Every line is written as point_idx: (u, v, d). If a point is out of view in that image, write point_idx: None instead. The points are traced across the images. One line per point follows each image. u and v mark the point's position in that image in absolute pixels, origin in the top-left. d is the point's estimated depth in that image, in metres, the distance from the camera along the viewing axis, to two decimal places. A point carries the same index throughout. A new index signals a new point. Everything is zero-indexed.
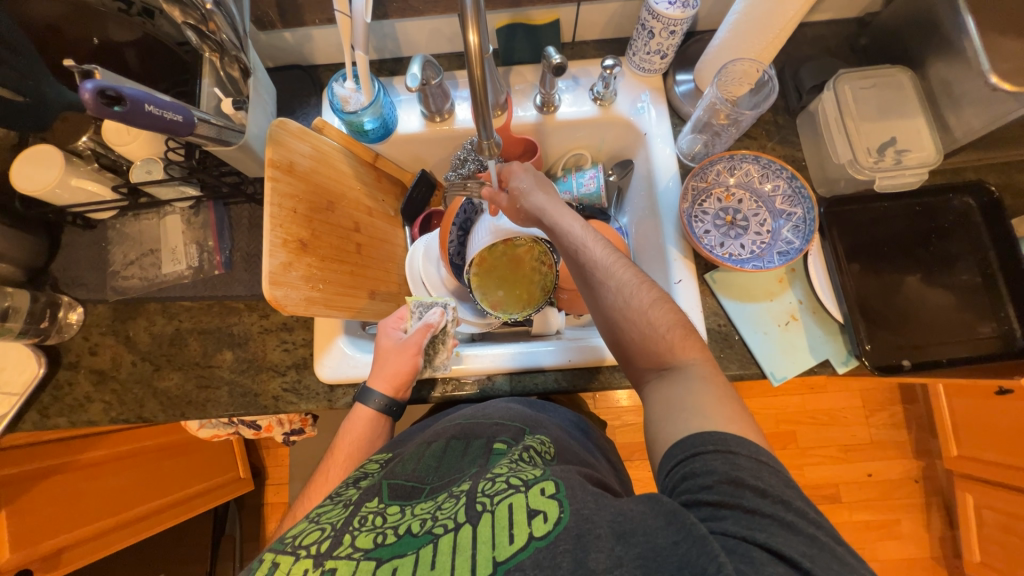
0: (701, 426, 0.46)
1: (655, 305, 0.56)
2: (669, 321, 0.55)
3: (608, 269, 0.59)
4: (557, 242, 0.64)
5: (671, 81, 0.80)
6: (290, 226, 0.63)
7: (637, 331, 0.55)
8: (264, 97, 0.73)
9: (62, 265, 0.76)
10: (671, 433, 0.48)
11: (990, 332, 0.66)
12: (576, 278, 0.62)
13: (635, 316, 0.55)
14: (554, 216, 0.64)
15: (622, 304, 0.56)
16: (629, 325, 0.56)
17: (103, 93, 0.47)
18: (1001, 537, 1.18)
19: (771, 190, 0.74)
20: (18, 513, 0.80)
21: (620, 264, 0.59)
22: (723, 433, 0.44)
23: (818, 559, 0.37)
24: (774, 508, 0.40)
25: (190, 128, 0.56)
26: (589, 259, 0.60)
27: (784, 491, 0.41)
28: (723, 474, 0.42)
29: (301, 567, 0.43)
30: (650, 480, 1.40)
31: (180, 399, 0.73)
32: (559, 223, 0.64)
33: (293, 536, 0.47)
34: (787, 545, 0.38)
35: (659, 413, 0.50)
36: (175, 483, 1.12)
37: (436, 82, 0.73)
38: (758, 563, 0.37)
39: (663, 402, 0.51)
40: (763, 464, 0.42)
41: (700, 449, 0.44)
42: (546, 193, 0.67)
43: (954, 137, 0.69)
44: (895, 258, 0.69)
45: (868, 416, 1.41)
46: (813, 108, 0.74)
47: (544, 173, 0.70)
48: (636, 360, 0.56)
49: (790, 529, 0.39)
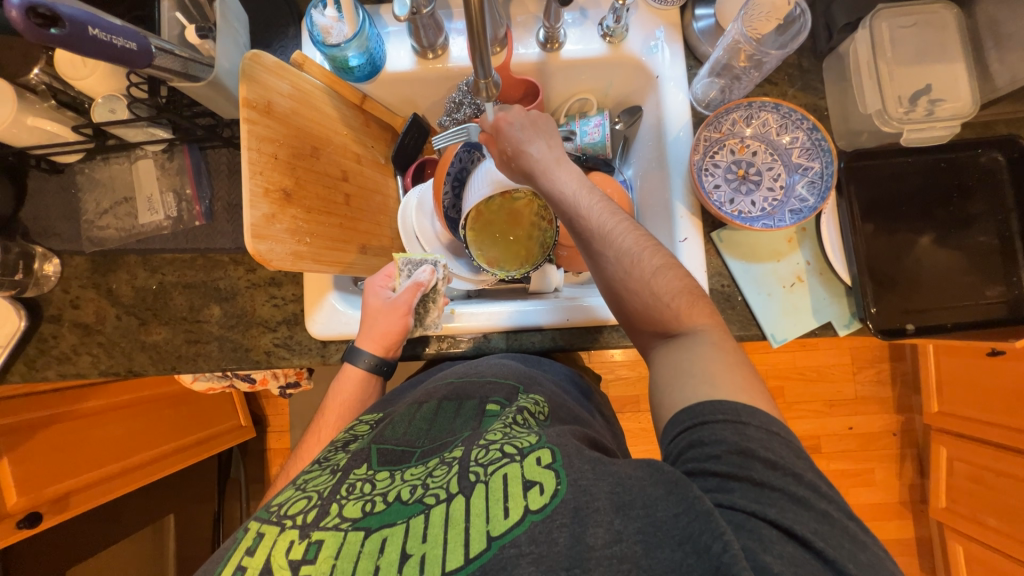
0: (710, 394, 0.45)
1: (660, 273, 0.53)
2: (676, 289, 0.53)
3: (607, 236, 0.56)
4: (554, 205, 0.61)
5: (688, 15, 0.72)
6: (272, 173, 0.58)
7: (640, 301, 0.54)
8: (234, 26, 0.65)
9: (31, 214, 0.71)
10: (677, 400, 0.47)
11: (997, 296, 0.65)
12: (573, 241, 0.59)
13: (638, 286, 0.53)
14: (553, 175, 0.61)
15: (623, 274, 0.54)
16: (631, 296, 0.54)
17: (34, 10, 0.40)
18: (970, 486, 1.25)
19: (789, 142, 0.69)
20: (21, 461, 0.82)
21: (622, 228, 0.56)
22: (733, 403, 0.44)
23: (830, 537, 0.38)
24: (785, 482, 0.40)
25: (148, 59, 0.50)
26: (587, 222, 0.57)
27: (795, 464, 0.41)
28: (733, 444, 0.41)
29: (286, 539, 0.43)
30: (639, 430, 1.45)
31: (169, 353, 0.72)
32: (554, 181, 0.60)
33: (279, 505, 0.47)
34: (798, 522, 0.38)
35: (665, 378, 0.50)
36: (174, 431, 1.14)
37: (427, 12, 0.65)
38: (768, 540, 0.37)
39: (671, 366, 0.50)
40: (774, 436, 0.42)
41: (710, 417, 0.43)
42: (547, 144, 0.63)
43: (994, 85, 0.63)
44: (911, 216, 0.66)
45: (856, 373, 1.44)
46: (843, 50, 0.67)
47: (538, 114, 0.65)
48: (643, 328, 0.55)
49: (802, 504, 0.39)
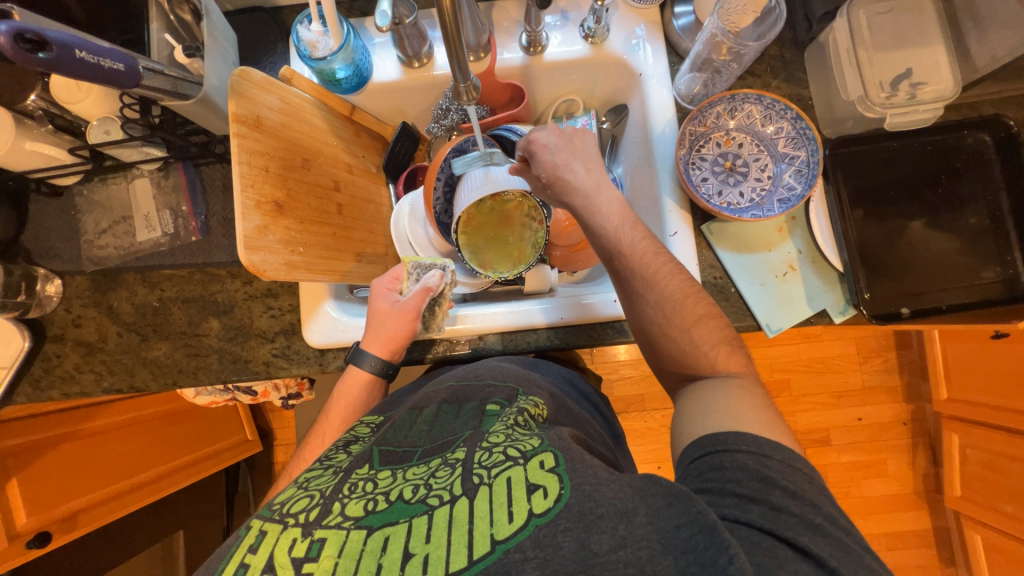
0: (733, 426, 0.46)
1: (700, 322, 0.56)
2: (715, 339, 0.55)
3: (651, 280, 0.57)
4: (594, 239, 0.61)
5: (668, 13, 0.73)
6: (263, 185, 0.59)
7: (676, 347, 0.56)
8: (222, 44, 0.67)
9: (33, 236, 0.72)
10: (700, 429, 0.48)
11: (993, 277, 0.64)
12: (611, 276, 0.60)
13: (677, 334, 0.56)
14: (594, 209, 0.61)
15: (663, 320, 0.57)
16: (668, 341, 0.57)
17: (21, 36, 0.41)
18: (984, 474, 1.23)
19: (773, 132, 0.69)
20: (29, 481, 0.83)
21: (664, 272, 0.57)
22: (758, 437, 0.44)
23: (845, 561, 0.38)
24: (804, 509, 0.40)
25: (135, 79, 0.51)
26: (628, 262, 0.58)
27: (815, 496, 0.41)
28: (754, 471, 0.42)
29: (288, 537, 0.43)
30: (644, 429, 1.44)
31: (169, 368, 0.72)
32: (595, 215, 0.60)
33: (282, 503, 0.47)
34: (814, 545, 0.38)
35: (690, 411, 0.51)
36: (181, 447, 1.15)
37: (410, 21, 0.66)
38: (782, 559, 0.37)
39: (696, 402, 0.52)
40: (797, 470, 0.43)
41: (733, 446, 0.44)
42: (589, 174, 0.62)
43: (975, 67, 0.63)
44: (901, 202, 0.66)
45: (862, 363, 1.42)
46: (823, 39, 0.68)
47: (580, 143, 0.64)
48: (669, 370, 0.58)
49: (818, 531, 0.39)
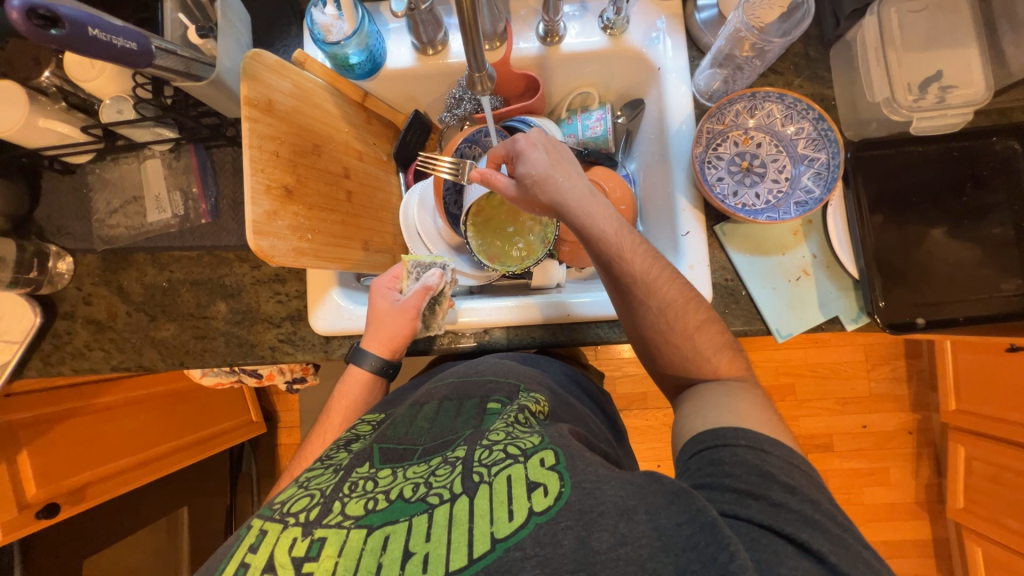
0: (735, 422, 0.46)
1: (701, 329, 0.55)
2: (717, 345, 0.55)
3: (651, 287, 0.56)
4: (587, 245, 0.59)
5: (691, 7, 0.72)
6: (273, 170, 0.59)
7: (678, 354, 0.56)
8: (236, 25, 0.66)
9: (46, 213, 0.73)
10: (700, 423, 0.48)
11: (1013, 289, 0.62)
12: (608, 284, 0.58)
13: (680, 341, 0.56)
14: (589, 214, 0.58)
15: (664, 327, 0.56)
16: (670, 348, 0.56)
17: (34, 11, 0.41)
18: (989, 487, 1.22)
19: (794, 133, 0.68)
20: (39, 453, 0.85)
21: (663, 279, 0.57)
22: (756, 433, 0.44)
23: (844, 557, 0.37)
24: (803, 505, 0.40)
25: (148, 59, 0.51)
26: (628, 269, 0.57)
27: (814, 493, 0.41)
28: (753, 466, 0.42)
29: (288, 537, 0.43)
30: (646, 427, 1.44)
31: (177, 349, 0.73)
32: (589, 220, 0.58)
33: (282, 503, 0.48)
34: (813, 540, 0.38)
35: (691, 407, 0.52)
36: (187, 425, 1.16)
37: (426, 7, 0.65)
38: (781, 554, 0.37)
39: (699, 399, 0.52)
40: (795, 467, 0.43)
41: (732, 441, 0.44)
42: (581, 177, 0.60)
43: (1008, 71, 0.61)
44: (922, 208, 0.65)
45: (870, 370, 1.40)
46: (850, 37, 0.66)
47: (557, 143, 0.62)
48: (670, 377, 0.58)
49: (817, 527, 0.39)
